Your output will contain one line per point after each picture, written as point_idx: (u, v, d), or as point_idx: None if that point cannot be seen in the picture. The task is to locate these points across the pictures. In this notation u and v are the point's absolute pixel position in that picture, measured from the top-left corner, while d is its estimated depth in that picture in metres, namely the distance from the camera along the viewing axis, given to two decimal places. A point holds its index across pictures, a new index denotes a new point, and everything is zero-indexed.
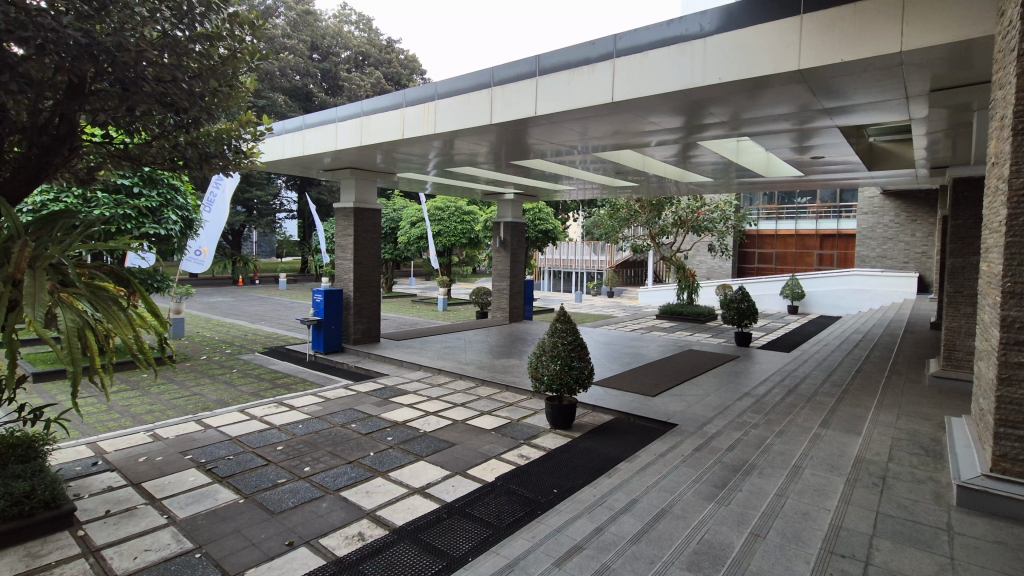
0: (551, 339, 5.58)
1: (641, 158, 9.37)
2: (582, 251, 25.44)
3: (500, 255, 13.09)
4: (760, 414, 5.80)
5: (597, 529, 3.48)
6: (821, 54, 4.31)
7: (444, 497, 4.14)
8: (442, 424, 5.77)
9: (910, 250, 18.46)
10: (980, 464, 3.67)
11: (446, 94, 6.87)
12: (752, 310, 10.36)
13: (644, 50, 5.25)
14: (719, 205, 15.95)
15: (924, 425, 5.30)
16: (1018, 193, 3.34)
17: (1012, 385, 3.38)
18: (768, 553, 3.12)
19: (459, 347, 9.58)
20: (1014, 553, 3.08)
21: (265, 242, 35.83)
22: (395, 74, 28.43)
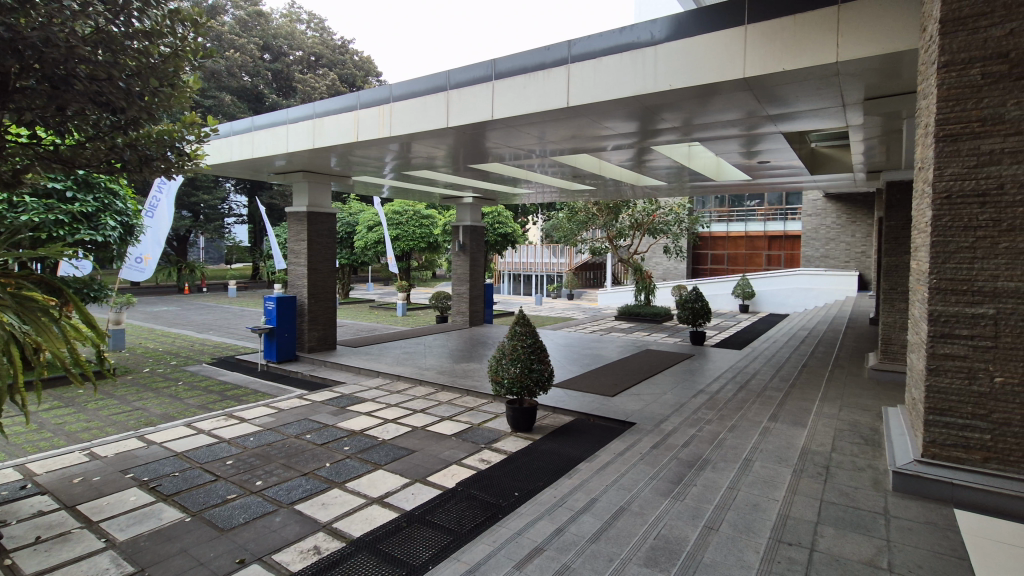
0: (510, 342, 5.60)
1: (598, 162, 9.53)
2: (542, 253, 25.69)
3: (460, 259, 12.99)
4: (713, 410, 5.97)
5: (557, 529, 3.49)
6: (764, 63, 4.50)
7: (403, 505, 4.07)
8: (401, 431, 5.67)
9: (851, 250, 19.48)
10: (912, 450, 3.90)
11: (402, 96, 6.80)
12: (706, 309, 10.69)
13: (598, 56, 5.36)
14: (673, 208, 16.38)
15: (864, 415, 5.58)
16: (941, 195, 3.57)
17: (940, 374, 3.62)
18: (721, 545, 3.21)
19: (418, 352, 9.48)
20: (944, 532, 3.27)
21: (213, 249, 34.52)
22: (349, 75, 27.92)
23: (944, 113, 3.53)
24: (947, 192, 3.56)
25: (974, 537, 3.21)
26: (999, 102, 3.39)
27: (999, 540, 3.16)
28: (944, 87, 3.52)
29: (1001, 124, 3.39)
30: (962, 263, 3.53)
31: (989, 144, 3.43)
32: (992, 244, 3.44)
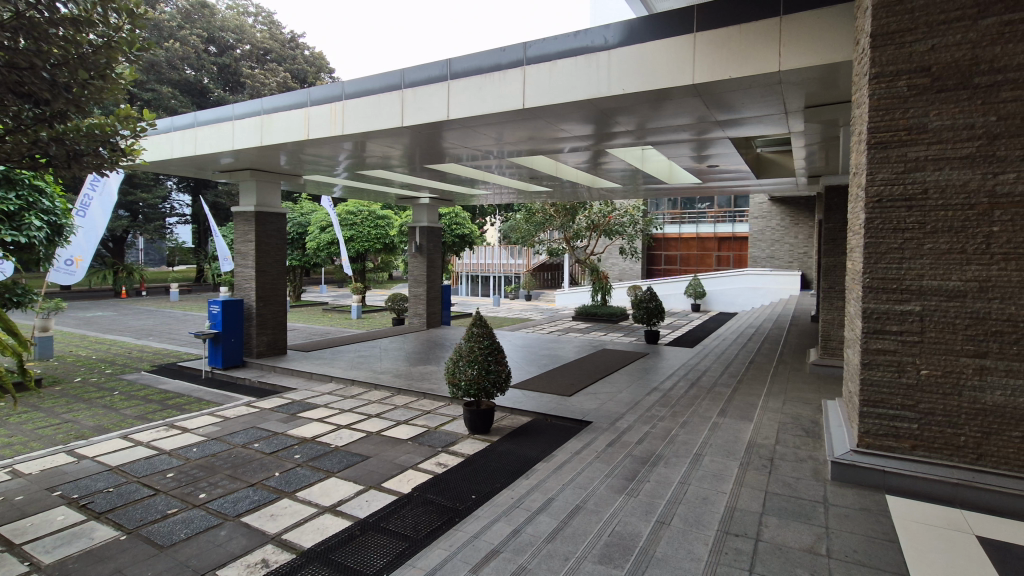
0: (468, 343, 5.55)
1: (554, 164, 9.63)
2: (499, 254, 25.71)
3: (417, 260, 12.82)
4: (666, 407, 6.13)
5: (514, 530, 3.49)
6: (711, 71, 4.66)
7: (357, 513, 3.97)
8: (355, 437, 5.54)
9: (794, 251, 20.44)
10: (849, 441, 4.11)
11: (355, 94, 6.65)
12: (660, 309, 10.95)
13: (552, 59, 5.41)
14: (628, 210, 16.72)
15: (806, 408, 5.86)
16: (873, 199, 3.78)
17: (873, 368, 3.84)
18: (672, 539, 3.29)
19: (373, 355, 9.29)
20: (877, 517, 3.46)
21: (153, 250, 32.74)
22: (300, 71, 27.15)
23: (875, 121, 3.74)
24: (878, 197, 3.77)
25: (903, 520, 3.41)
26: (923, 113, 3.61)
27: (926, 523, 3.37)
28: (874, 97, 3.73)
29: (925, 133, 3.62)
30: (892, 263, 3.75)
31: (915, 152, 3.65)
32: (918, 245, 3.67)
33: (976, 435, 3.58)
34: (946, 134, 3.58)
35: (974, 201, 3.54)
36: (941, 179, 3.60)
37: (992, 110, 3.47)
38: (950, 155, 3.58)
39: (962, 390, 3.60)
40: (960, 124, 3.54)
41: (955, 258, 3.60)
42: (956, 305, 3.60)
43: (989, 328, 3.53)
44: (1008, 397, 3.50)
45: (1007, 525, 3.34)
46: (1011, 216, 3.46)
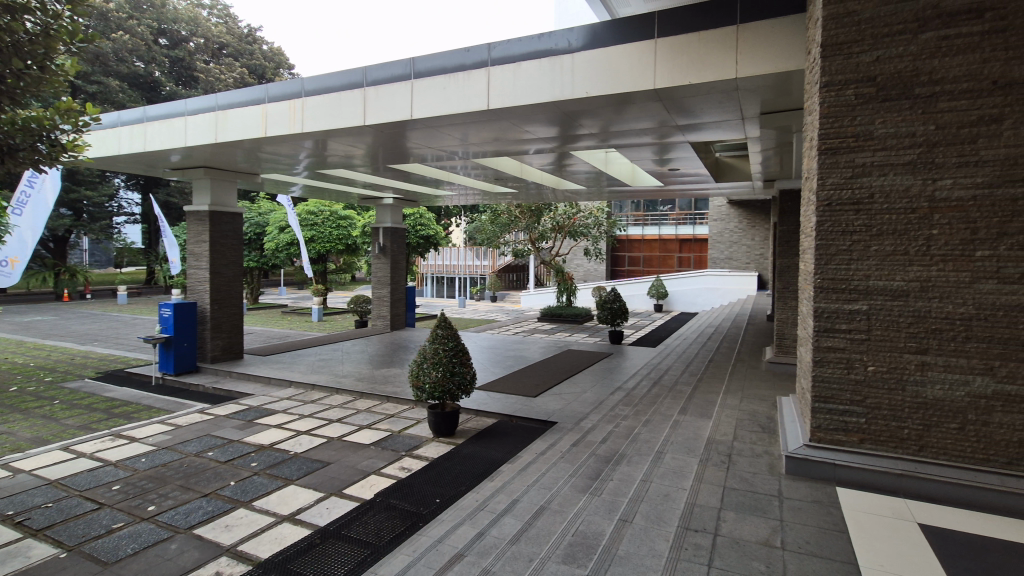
0: (432, 345, 5.49)
1: (519, 165, 9.66)
2: (465, 256, 25.59)
3: (380, 261, 12.63)
4: (629, 406, 6.22)
5: (478, 533, 3.46)
6: (671, 76, 4.76)
7: (317, 521, 3.86)
8: (315, 442, 5.40)
9: (751, 253, 21.14)
10: (801, 436, 4.26)
11: (315, 91, 6.50)
12: (623, 309, 11.12)
13: (517, 61, 5.42)
14: (593, 211, 16.93)
15: (761, 405, 6.07)
16: (824, 203, 3.93)
17: (824, 365, 4.00)
18: (634, 536, 3.33)
19: (335, 359, 9.09)
20: (828, 508, 3.60)
21: (98, 250, 31.14)
22: (258, 66, 26.38)
23: (825, 128, 3.90)
24: (828, 201, 3.93)
25: (852, 511, 3.56)
26: (869, 121, 3.79)
27: (872, 513, 3.52)
28: (825, 105, 3.89)
29: (871, 140, 3.80)
30: (841, 263, 3.92)
31: (862, 158, 3.83)
32: (865, 247, 3.85)
33: (917, 427, 3.77)
34: (890, 142, 3.75)
35: (915, 205, 3.72)
36: (885, 184, 3.78)
37: (932, 119, 3.66)
38: (893, 161, 3.75)
39: (905, 385, 3.79)
40: (903, 132, 3.72)
41: (899, 259, 3.78)
42: (899, 304, 3.78)
43: (930, 326, 3.72)
44: (947, 391, 3.70)
45: (946, 513, 3.52)
46: (949, 220, 3.65)
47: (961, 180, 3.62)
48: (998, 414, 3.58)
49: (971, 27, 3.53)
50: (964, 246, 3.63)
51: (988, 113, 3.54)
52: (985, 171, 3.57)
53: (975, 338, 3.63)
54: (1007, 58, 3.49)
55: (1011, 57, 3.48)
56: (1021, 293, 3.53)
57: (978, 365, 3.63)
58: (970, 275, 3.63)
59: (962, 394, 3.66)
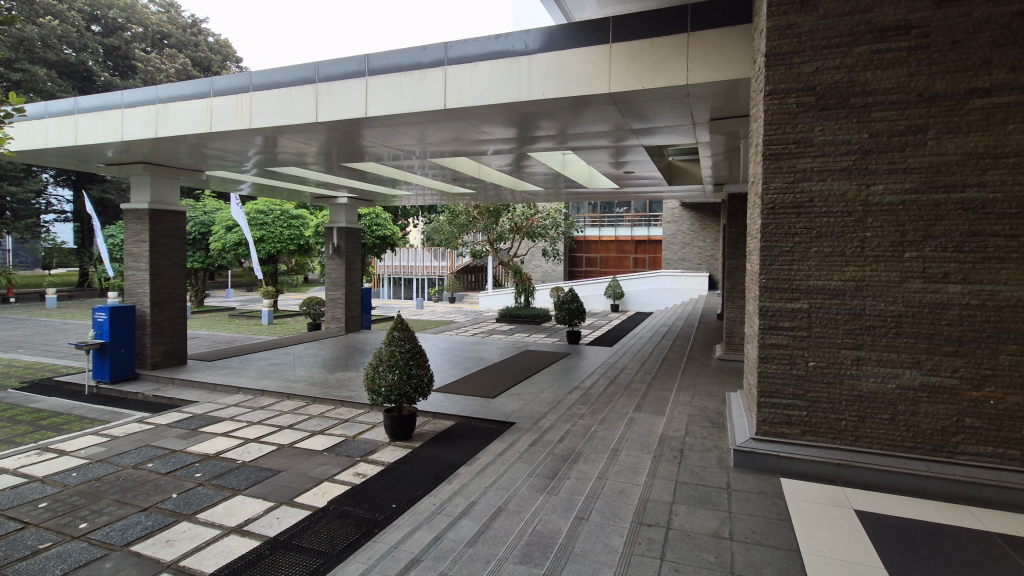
0: (388, 348, 5.39)
1: (477, 166, 9.64)
2: (423, 256, 25.33)
3: (334, 262, 12.32)
4: (586, 405, 6.30)
5: (435, 537, 3.42)
6: (625, 81, 4.87)
7: (266, 532, 3.72)
8: (264, 450, 5.21)
9: (702, 254, 21.87)
10: (748, 430, 4.42)
11: (264, 86, 6.28)
12: (581, 310, 11.26)
13: (474, 61, 5.41)
14: (550, 213, 17.08)
15: (712, 401, 6.27)
16: (769, 206, 4.11)
17: (769, 362, 4.18)
18: (590, 533, 3.37)
19: (286, 363, 8.80)
20: (772, 498, 3.76)
21: (24, 251, 29.02)
22: (203, 59, 25.31)
23: (770, 134, 4.07)
24: (772, 204, 4.11)
25: (794, 500, 3.73)
26: (809, 128, 3.98)
27: (814, 502, 3.69)
28: (769, 112, 4.06)
29: (811, 147, 3.99)
30: (784, 264, 4.10)
31: (802, 164, 4.02)
32: (806, 248, 4.04)
33: (854, 419, 3.99)
34: (828, 149, 3.96)
35: (851, 209, 3.94)
36: (824, 189, 3.98)
37: (865, 127, 3.88)
38: (831, 167, 3.96)
39: (843, 379, 4.00)
40: (840, 140, 3.93)
41: (836, 260, 3.99)
42: (837, 302, 3.99)
43: (864, 323, 3.95)
44: (879, 384, 3.93)
45: (879, 499, 3.73)
46: (882, 223, 3.88)
47: (891, 185, 3.85)
48: (924, 405, 3.83)
49: (900, 43, 3.76)
50: (894, 247, 3.87)
51: (914, 124, 3.78)
52: (912, 177, 3.81)
53: (904, 334, 3.87)
54: (930, 73, 3.73)
55: (935, 72, 3.72)
56: (944, 291, 3.78)
57: (907, 359, 3.87)
58: (900, 274, 3.87)
59: (893, 387, 3.90)
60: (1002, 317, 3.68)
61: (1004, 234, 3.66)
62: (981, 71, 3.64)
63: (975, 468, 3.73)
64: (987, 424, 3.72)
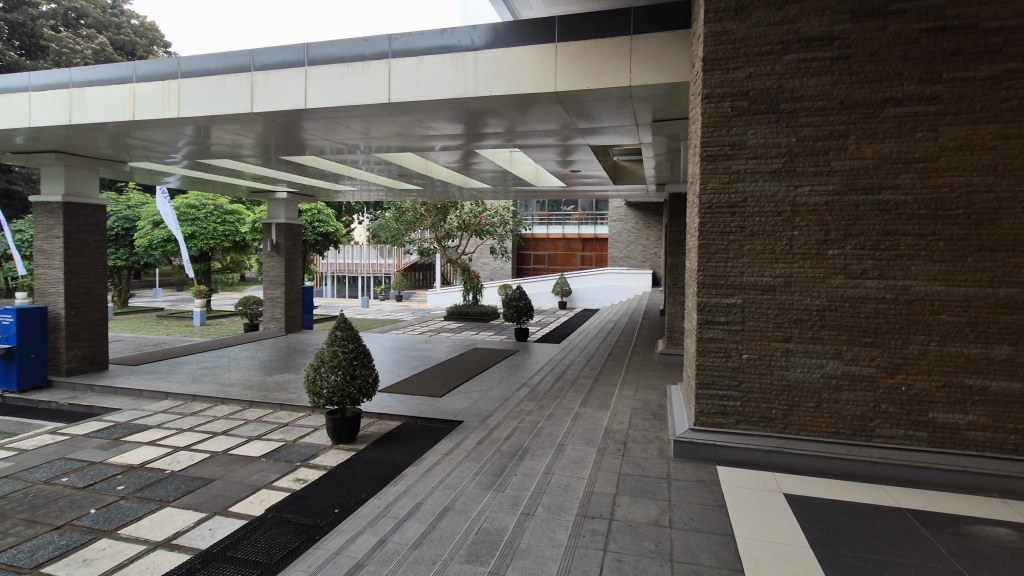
0: (330, 348, 5.21)
1: (423, 162, 9.50)
2: (368, 254, 24.76)
3: (273, 260, 11.81)
4: (533, 402, 6.34)
5: (379, 541, 3.34)
6: (569, 81, 4.93)
7: (197, 544, 3.52)
8: (196, 458, 4.93)
9: (646, 251, 22.55)
10: (687, 421, 4.58)
11: (193, 73, 5.93)
12: (529, 307, 11.34)
13: (419, 55, 5.32)
14: (498, 210, 17.10)
15: (654, 394, 6.47)
16: (706, 205, 4.27)
17: (706, 355, 4.35)
18: (535, 528, 3.39)
19: (220, 366, 8.35)
20: (710, 486, 3.91)
21: None
22: (126, 42, 23.67)
23: (706, 136, 4.23)
24: (709, 204, 4.27)
25: (729, 487, 3.90)
26: (743, 131, 4.17)
27: (747, 488, 3.87)
28: (705, 115, 4.22)
29: (744, 149, 4.18)
30: (720, 261, 4.28)
31: (736, 165, 4.20)
32: (740, 246, 4.24)
33: (783, 407, 4.22)
34: (759, 151, 4.16)
35: (780, 209, 4.16)
36: (756, 190, 4.18)
37: (794, 132, 4.10)
38: (763, 169, 4.16)
39: (773, 370, 4.23)
40: (770, 143, 4.14)
41: (767, 257, 4.20)
42: (768, 297, 4.21)
43: (792, 317, 4.18)
44: (805, 374, 4.17)
45: (806, 483, 3.96)
46: (808, 222, 4.12)
47: (816, 187, 4.09)
48: (845, 392, 4.11)
49: (824, 53, 4.00)
50: (819, 245, 4.12)
51: (836, 129, 4.04)
52: (835, 180, 4.06)
53: (828, 327, 4.13)
54: (851, 82, 3.98)
55: (855, 81, 3.98)
56: (862, 286, 4.06)
57: (830, 350, 4.13)
58: (824, 271, 4.12)
59: (817, 376, 4.16)
60: (912, 310, 3.99)
61: (915, 233, 3.97)
62: (894, 82, 3.92)
63: (889, 449, 4.02)
64: (899, 409, 4.03)
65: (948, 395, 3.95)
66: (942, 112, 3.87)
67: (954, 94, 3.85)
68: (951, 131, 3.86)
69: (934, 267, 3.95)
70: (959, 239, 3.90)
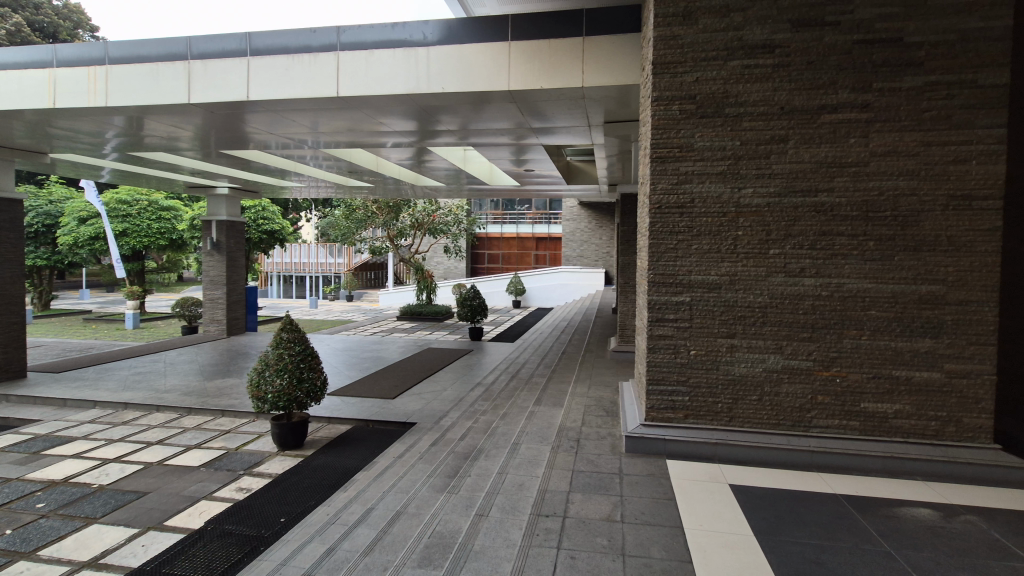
0: (275, 351, 5.00)
1: (374, 158, 9.29)
2: (317, 253, 24.04)
3: (213, 259, 11.26)
4: (488, 401, 6.32)
5: (329, 549, 3.22)
6: (522, 79, 4.92)
7: (128, 563, 3.28)
8: (128, 470, 4.62)
9: (599, 251, 22.95)
10: (638, 417, 4.67)
11: (122, 60, 5.55)
12: (483, 306, 11.30)
13: (368, 48, 5.18)
14: (452, 209, 16.96)
15: (606, 391, 6.58)
16: (656, 205, 4.37)
17: (656, 352, 4.46)
18: (489, 529, 3.37)
19: (155, 372, 7.88)
20: (660, 480, 4.01)
21: None
22: (46, 24, 21.95)
23: (656, 138, 4.33)
24: (658, 204, 4.37)
25: (678, 480, 4.00)
26: (690, 134, 4.29)
27: (695, 481, 3.98)
28: (655, 117, 4.32)
29: (692, 152, 4.30)
30: (669, 259, 4.39)
31: (683, 167, 4.32)
32: (687, 245, 4.36)
33: (728, 401, 4.37)
34: (706, 154, 4.29)
35: (725, 210, 4.30)
36: (703, 191, 4.31)
37: (738, 135, 4.25)
38: (710, 171, 4.29)
39: (719, 365, 4.37)
40: (716, 146, 4.27)
41: (714, 256, 4.34)
42: (713, 295, 4.35)
43: (736, 313, 4.34)
44: (749, 368, 4.34)
45: (749, 473, 4.12)
46: (750, 223, 4.28)
47: (758, 189, 4.26)
48: (785, 385, 4.30)
49: (766, 60, 4.16)
50: (761, 245, 4.29)
51: (777, 134, 4.21)
52: (776, 183, 4.24)
53: (769, 323, 4.31)
54: (790, 89, 4.17)
55: (794, 88, 4.16)
56: (800, 284, 4.26)
57: (771, 345, 4.32)
58: (766, 269, 4.29)
59: (760, 370, 4.33)
60: (846, 306, 4.22)
61: (848, 233, 4.19)
62: (829, 89, 4.13)
63: (826, 438, 4.24)
64: (834, 400, 4.26)
65: (877, 386, 4.21)
66: (872, 119, 4.11)
67: (883, 103, 4.09)
68: (879, 137, 4.11)
69: (865, 265, 4.19)
70: (887, 240, 4.15)
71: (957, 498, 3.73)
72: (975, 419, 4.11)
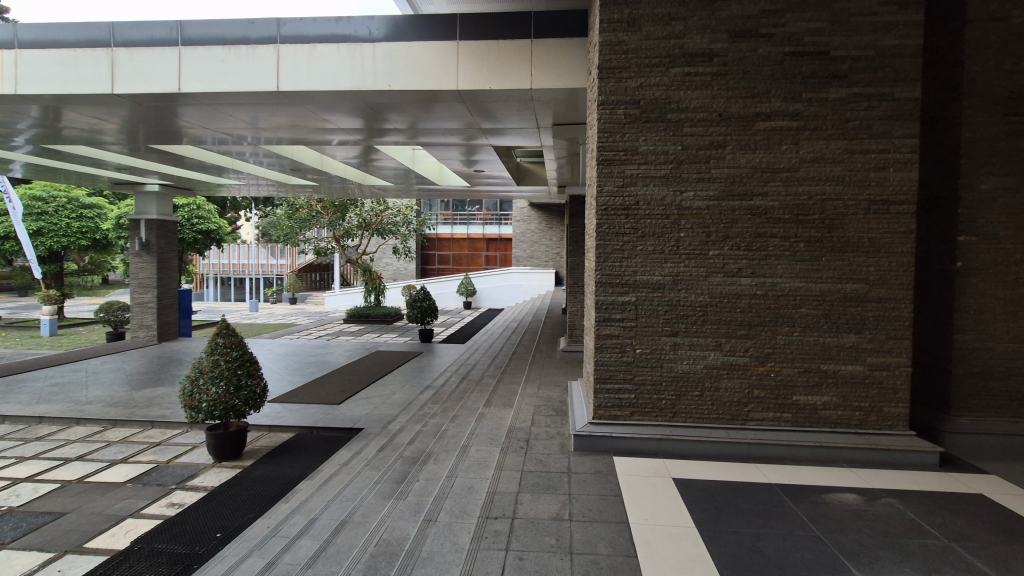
0: (209, 357, 4.75)
1: (318, 156, 8.99)
2: (258, 254, 23.07)
3: (143, 261, 10.58)
4: (437, 404, 6.24)
5: (268, 563, 3.08)
6: (469, 79, 4.90)
7: None
8: (43, 490, 4.25)
9: (549, 252, 23.22)
10: (586, 416, 4.75)
11: (36, 45, 5.14)
12: (432, 308, 11.18)
13: (310, 42, 5.02)
14: (401, 209, 16.69)
15: (555, 390, 6.65)
16: (603, 207, 4.45)
17: (604, 351, 4.54)
18: (438, 534, 3.32)
19: (76, 382, 7.30)
20: (607, 477, 4.08)
21: None
22: None
23: (602, 141, 4.41)
24: (605, 206, 4.45)
25: (625, 476, 4.09)
26: (635, 138, 4.40)
27: (641, 476, 4.08)
28: (601, 120, 4.40)
29: (637, 155, 4.41)
30: (616, 260, 4.49)
31: (628, 169, 4.42)
32: (633, 246, 4.47)
33: (671, 397, 4.51)
34: (650, 157, 4.41)
35: (669, 212, 4.44)
36: (647, 193, 4.43)
37: (680, 140, 4.39)
38: (654, 173, 4.42)
39: (663, 362, 4.50)
40: (660, 150, 4.40)
41: (658, 257, 4.47)
42: (658, 295, 4.48)
43: (679, 312, 4.49)
44: (691, 365, 4.50)
45: (692, 467, 4.26)
46: (692, 225, 4.44)
47: (699, 192, 4.42)
48: (724, 380, 4.49)
49: (705, 68, 4.33)
50: (701, 246, 4.45)
51: (715, 140, 4.39)
52: (715, 186, 4.41)
53: (710, 321, 4.48)
54: (728, 96, 4.35)
55: (732, 96, 4.35)
56: (738, 283, 4.45)
57: (712, 343, 4.48)
58: (706, 269, 4.46)
59: (702, 366, 4.50)
60: (779, 304, 4.44)
61: (781, 235, 4.42)
62: (763, 98, 4.34)
63: (762, 430, 4.44)
64: (769, 393, 4.48)
65: (808, 379, 4.46)
66: (802, 127, 4.35)
67: (812, 112, 4.34)
68: (809, 144, 4.35)
69: (796, 265, 4.42)
70: (816, 241, 4.40)
71: (879, 483, 4.00)
72: (894, 408, 4.41)
